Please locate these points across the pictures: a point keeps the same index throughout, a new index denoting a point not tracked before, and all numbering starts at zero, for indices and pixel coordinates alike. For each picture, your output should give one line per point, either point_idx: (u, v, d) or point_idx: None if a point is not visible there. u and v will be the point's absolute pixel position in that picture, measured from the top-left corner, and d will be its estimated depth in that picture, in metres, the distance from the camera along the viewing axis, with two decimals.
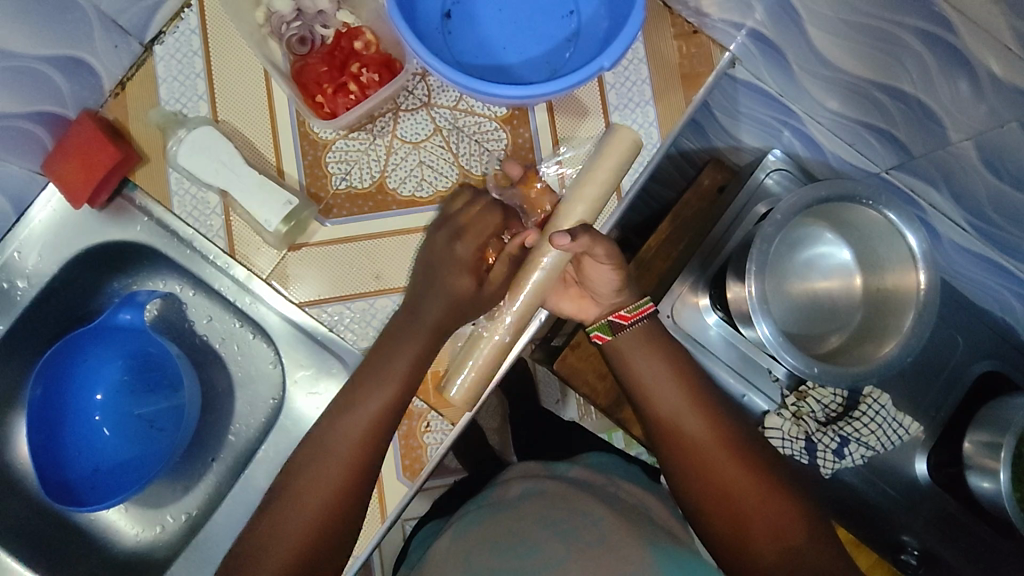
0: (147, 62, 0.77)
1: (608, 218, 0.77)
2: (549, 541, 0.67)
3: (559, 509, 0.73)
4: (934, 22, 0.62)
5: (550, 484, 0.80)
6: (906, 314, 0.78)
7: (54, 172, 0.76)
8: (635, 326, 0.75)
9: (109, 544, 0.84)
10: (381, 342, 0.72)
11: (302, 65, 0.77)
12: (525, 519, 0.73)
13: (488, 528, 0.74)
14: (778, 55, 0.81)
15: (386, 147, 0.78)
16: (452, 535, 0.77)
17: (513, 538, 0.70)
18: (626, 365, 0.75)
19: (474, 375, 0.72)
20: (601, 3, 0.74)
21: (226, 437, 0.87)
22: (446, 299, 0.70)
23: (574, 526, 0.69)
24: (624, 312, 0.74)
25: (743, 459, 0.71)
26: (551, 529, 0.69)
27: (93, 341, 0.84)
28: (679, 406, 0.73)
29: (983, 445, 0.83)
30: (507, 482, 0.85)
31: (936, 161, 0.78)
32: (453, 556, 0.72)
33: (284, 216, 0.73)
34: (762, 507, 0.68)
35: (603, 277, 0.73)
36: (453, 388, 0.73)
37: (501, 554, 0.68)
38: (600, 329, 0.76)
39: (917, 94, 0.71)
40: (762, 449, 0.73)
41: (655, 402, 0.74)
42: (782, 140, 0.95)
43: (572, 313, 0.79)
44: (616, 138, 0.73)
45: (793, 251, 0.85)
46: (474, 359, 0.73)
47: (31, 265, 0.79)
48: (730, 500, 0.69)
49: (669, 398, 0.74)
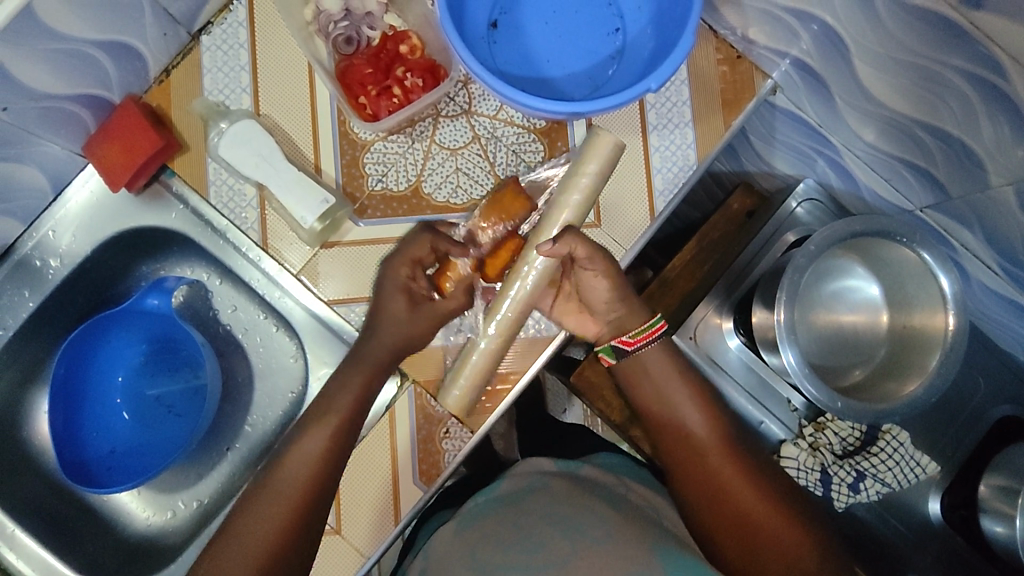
0: (193, 51, 0.78)
1: (625, 256, 0.78)
2: (555, 540, 0.61)
3: (566, 505, 0.66)
4: (984, 66, 0.62)
5: (555, 479, 0.73)
6: (932, 353, 0.78)
7: (95, 155, 0.77)
8: (639, 351, 0.73)
9: (120, 526, 0.84)
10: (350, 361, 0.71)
11: (347, 65, 0.78)
12: (529, 514, 0.66)
13: (493, 524, 0.68)
14: (821, 87, 0.80)
15: (424, 152, 0.79)
16: (458, 522, 0.71)
17: (517, 533, 0.64)
18: (648, 381, 0.74)
19: (471, 377, 0.72)
20: (647, 23, 0.75)
21: (242, 427, 0.87)
22: (387, 325, 0.70)
23: (580, 522, 0.62)
24: (625, 337, 0.73)
25: (763, 487, 0.68)
26: (557, 526, 0.62)
27: (120, 323, 0.84)
28: (698, 421, 0.72)
29: (1000, 489, 0.83)
30: (512, 475, 0.76)
31: (973, 203, 0.76)
32: (454, 556, 0.65)
33: (320, 213, 0.74)
34: (778, 536, 0.64)
35: (596, 288, 0.71)
36: (449, 395, 0.73)
37: (507, 550, 0.62)
38: (604, 352, 0.75)
39: (961, 136, 0.70)
40: (784, 482, 0.70)
41: (678, 420, 0.72)
42: (816, 169, 0.94)
43: (575, 329, 0.76)
44: (596, 145, 0.71)
45: (821, 282, 0.84)
46: (470, 363, 0.72)
47: (65, 245, 0.80)
48: (746, 526, 0.65)
49: (692, 418, 0.72)
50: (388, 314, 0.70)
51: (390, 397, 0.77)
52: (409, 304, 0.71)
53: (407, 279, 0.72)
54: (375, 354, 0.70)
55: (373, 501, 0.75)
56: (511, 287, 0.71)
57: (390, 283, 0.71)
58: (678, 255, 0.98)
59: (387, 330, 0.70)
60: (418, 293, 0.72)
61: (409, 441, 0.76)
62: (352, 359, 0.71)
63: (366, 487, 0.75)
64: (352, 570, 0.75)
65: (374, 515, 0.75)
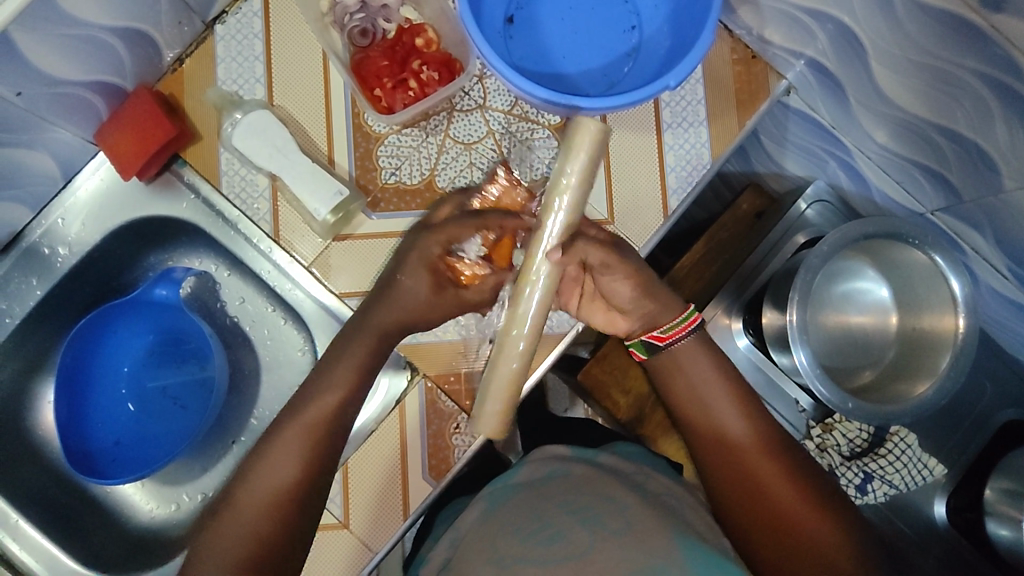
0: (207, 40, 0.78)
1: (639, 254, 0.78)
2: (573, 531, 0.59)
3: (583, 494, 0.65)
4: (1000, 68, 0.62)
5: (575, 466, 0.71)
6: (943, 355, 0.78)
7: (106, 142, 0.76)
8: (672, 347, 0.70)
9: (125, 518, 0.84)
10: (331, 355, 0.68)
11: (362, 58, 0.77)
12: (548, 501, 0.66)
13: (509, 512, 0.67)
14: (835, 88, 0.80)
15: (438, 146, 0.78)
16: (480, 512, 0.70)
17: (535, 522, 0.63)
18: (684, 370, 0.70)
19: (500, 396, 0.66)
20: (663, 21, 0.75)
21: (248, 420, 0.86)
22: (402, 305, 0.67)
23: (598, 512, 0.61)
24: (657, 333, 0.70)
25: (804, 487, 0.65)
26: (575, 515, 0.62)
27: (128, 313, 0.84)
28: (730, 416, 0.69)
29: (1005, 493, 0.83)
30: (529, 463, 0.75)
31: (984, 206, 0.77)
32: (464, 549, 0.65)
33: (333, 206, 0.74)
34: (809, 531, 0.63)
35: (618, 291, 0.69)
36: (484, 414, 0.67)
37: (525, 540, 0.61)
38: (636, 347, 0.73)
39: (975, 138, 0.70)
40: (828, 485, 0.67)
41: (717, 418, 0.69)
42: (826, 171, 0.95)
43: (605, 327, 0.75)
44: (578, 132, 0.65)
45: (832, 283, 0.85)
46: (498, 378, 0.66)
47: (74, 234, 0.79)
48: (781, 524, 0.63)
49: (734, 417, 0.69)
50: (410, 292, 0.67)
51: (400, 391, 0.77)
52: (434, 284, 0.67)
53: (437, 267, 0.68)
54: (389, 326, 0.68)
55: (384, 496, 0.75)
56: (527, 295, 0.65)
57: (418, 256, 0.67)
58: (687, 255, 0.96)
59: (398, 313, 0.67)
60: (443, 274, 0.69)
61: (420, 435, 0.76)
62: (350, 329, 0.68)
63: (377, 480, 0.75)
64: (362, 565, 0.74)
65: (383, 510, 0.75)
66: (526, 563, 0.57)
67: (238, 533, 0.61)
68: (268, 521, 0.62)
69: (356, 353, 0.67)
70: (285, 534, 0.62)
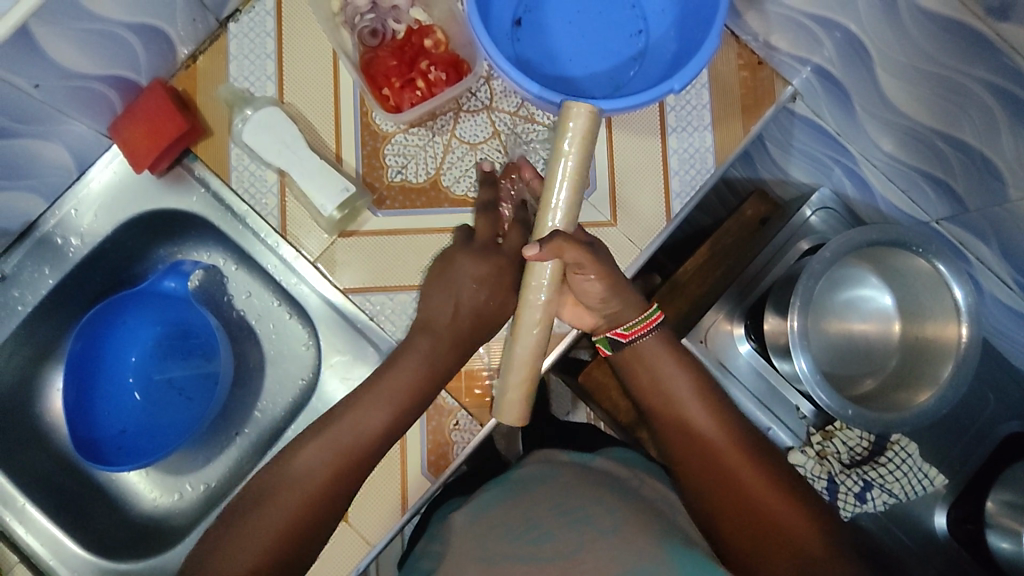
0: (220, 37, 0.79)
1: (639, 256, 0.78)
2: (563, 532, 0.60)
3: (575, 496, 0.65)
4: (1008, 77, 0.63)
5: (567, 468, 0.72)
6: (945, 364, 0.78)
7: (122, 137, 0.78)
8: (635, 344, 0.69)
9: (129, 506, 0.85)
10: (386, 367, 0.69)
11: (372, 57, 0.79)
12: (539, 504, 0.66)
13: (503, 512, 0.67)
14: (842, 95, 0.81)
15: (444, 145, 0.79)
16: (477, 509, 0.70)
17: (527, 522, 0.63)
18: (655, 369, 0.69)
19: (517, 390, 0.67)
20: (670, 26, 0.75)
21: (251, 413, 0.87)
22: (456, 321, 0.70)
23: (589, 513, 0.61)
24: (620, 329, 0.69)
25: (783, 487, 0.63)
26: (565, 516, 0.62)
27: (136, 303, 0.86)
28: (700, 416, 0.67)
29: (1007, 504, 0.83)
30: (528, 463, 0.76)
31: (990, 216, 0.76)
32: (461, 544, 0.66)
33: (340, 202, 0.75)
34: (792, 528, 0.60)
35: (590, 290, 0.66)
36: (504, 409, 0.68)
37: (517, 539, 0.61)
38: (602, 343, 0.71)
39: (981, 148, 0.71)
40: (808, 484, 0.65)
41: (689, 419, 0.67)
42: (832, 178, 0.95)
43: (572, 322, 0.72)
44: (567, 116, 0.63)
45: (834, 291, 0.85)
46: (512, 373, 0.67)
47: (86, 224, 0.81)
48: (759, 523, 0.61)
49: (705, 416, 0.67)
50: (467, 302, 0.70)
51: None
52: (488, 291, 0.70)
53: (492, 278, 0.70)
54: (443, 323, 0.70)
55: (382, 490, 0.76)
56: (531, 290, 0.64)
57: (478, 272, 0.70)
58: (690, 260, 0.96)
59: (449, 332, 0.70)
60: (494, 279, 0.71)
61: (419, 432, 0.76)
62: (400, 348, 0.70)
63: (376, 477, 0.76)
64: (359, 561, 0.75)
65: (379, 503, 0.76)
66: (515, 562, 0.58)
67: (258, 530, 0.59)
68: (285, 520, 0.60)
69: (411, 363, 0.68)
70: (303, 534, 0.61)
